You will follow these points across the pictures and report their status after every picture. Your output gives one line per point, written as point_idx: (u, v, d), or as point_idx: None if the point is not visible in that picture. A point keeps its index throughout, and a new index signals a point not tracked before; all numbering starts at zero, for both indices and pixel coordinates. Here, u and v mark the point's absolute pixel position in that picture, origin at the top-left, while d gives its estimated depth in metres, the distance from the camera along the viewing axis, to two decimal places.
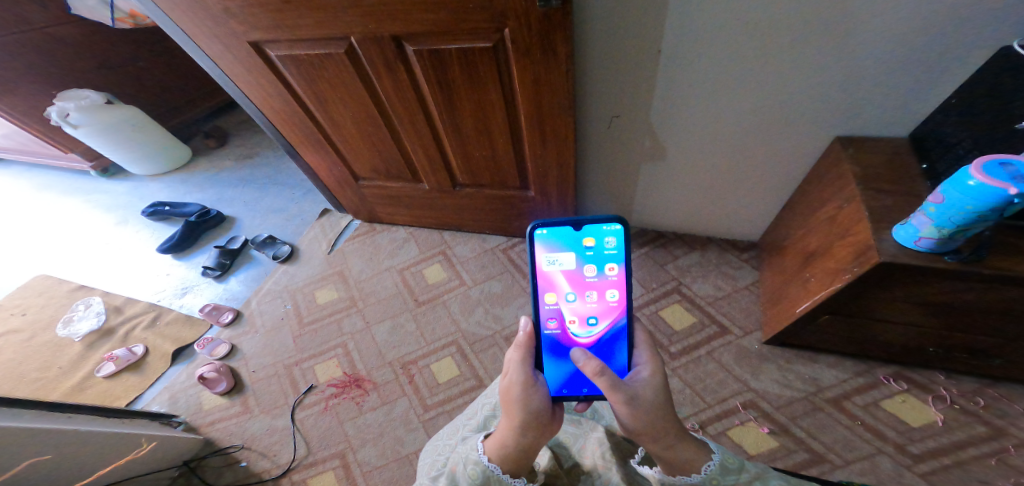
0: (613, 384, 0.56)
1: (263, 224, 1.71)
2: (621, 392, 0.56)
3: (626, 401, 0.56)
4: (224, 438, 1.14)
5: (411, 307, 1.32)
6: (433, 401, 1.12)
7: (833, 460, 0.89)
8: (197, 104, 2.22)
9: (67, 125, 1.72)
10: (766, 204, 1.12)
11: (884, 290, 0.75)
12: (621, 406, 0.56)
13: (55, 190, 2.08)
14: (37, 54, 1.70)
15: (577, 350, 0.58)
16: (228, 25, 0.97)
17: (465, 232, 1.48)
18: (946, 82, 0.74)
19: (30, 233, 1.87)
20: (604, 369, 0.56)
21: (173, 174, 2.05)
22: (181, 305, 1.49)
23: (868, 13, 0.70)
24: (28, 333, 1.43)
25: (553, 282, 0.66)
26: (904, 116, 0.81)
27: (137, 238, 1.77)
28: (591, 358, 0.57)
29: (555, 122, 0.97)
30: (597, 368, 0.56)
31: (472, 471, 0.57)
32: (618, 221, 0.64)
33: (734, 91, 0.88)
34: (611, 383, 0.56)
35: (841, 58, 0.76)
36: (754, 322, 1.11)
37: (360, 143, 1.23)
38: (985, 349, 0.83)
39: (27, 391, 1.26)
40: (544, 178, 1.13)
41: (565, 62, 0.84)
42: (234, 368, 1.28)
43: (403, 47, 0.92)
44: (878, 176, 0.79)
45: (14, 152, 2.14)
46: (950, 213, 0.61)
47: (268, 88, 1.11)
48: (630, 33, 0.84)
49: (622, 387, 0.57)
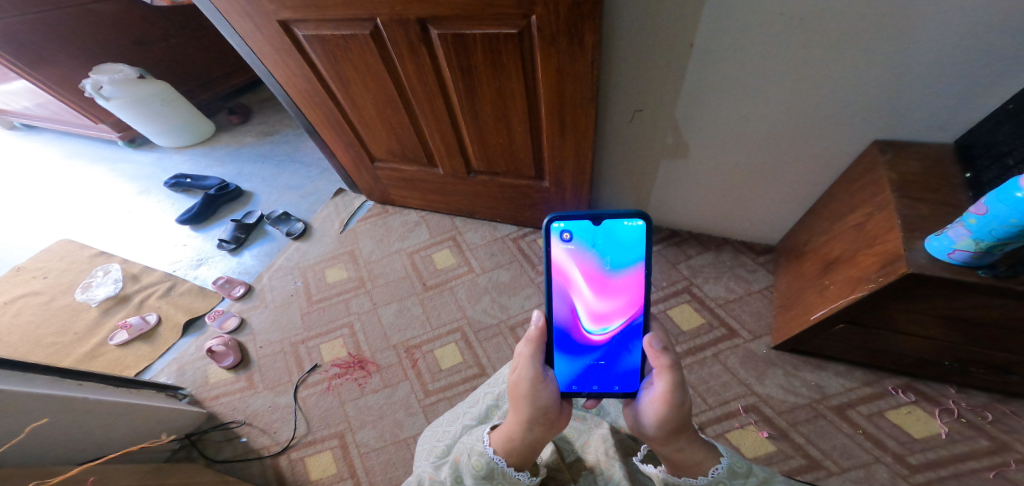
0: (679, 382, 0.55)
1: (279, 200, 1.69)
2: (680, 393, 0.55)
3: (675, 402, 0.54)
4: (227, 413, 1.14)
5: (419, 291, 1.32)
6: (435, 387, 1.11)
7: (830, 467, 0.89)
8: (227, 80, 2.19)
9: (100, 98, 1.73)
10: (787, 207, 1.10)
11: (906, 299, 0.74)
12: (665, 406, 0.55)
13: (83, 157, 2.07)
14: (70, 23, 1.69)
15: (652, 337, 0.59)
16: (260, 4, 0.95)
17: (476, 219, 1.47)
18: (996, 90, 0.73)
19: (47, 196, 1.87)
20: (676, 366, 0.56)
21: (198, 147, 2.03)
22: (194, 276, 1.48)
23: (926, 17, 0.68)
24: (48, 296, 1.44)
25: (568, 278, 0.63)
26: (947, 122, 0.79)
27: (159, 209, 1.75)
28: (664, 350, 0.57)
29: (577, 112, 0.94)
30: (668, 362, 0.56)
31: (477, 462, 0.55)
32: (640, 216, 0.61)
33: (772, 91, 0.86)
34: (677, 381, 0.55)
35: (889, 64, 0.75)
36: (764, 327, 1.10)
37: (379, 126, 1.21)
38: (1003, 364, 0.82)
39: (41, 355, 1.27)
40: (559, 170, 1.12)
41: (592, 53, 0.81)
42: (242, 342, 1.28)
43: (427, 30, 0.90)
44: (914, 183, 0.78)
45: (46, 121, 2.12)
46: (991, 226, 0.60)
47: (293, 67, 1.09)
48: (667, 27, 0.82)
49: (682, 390, 0.55)
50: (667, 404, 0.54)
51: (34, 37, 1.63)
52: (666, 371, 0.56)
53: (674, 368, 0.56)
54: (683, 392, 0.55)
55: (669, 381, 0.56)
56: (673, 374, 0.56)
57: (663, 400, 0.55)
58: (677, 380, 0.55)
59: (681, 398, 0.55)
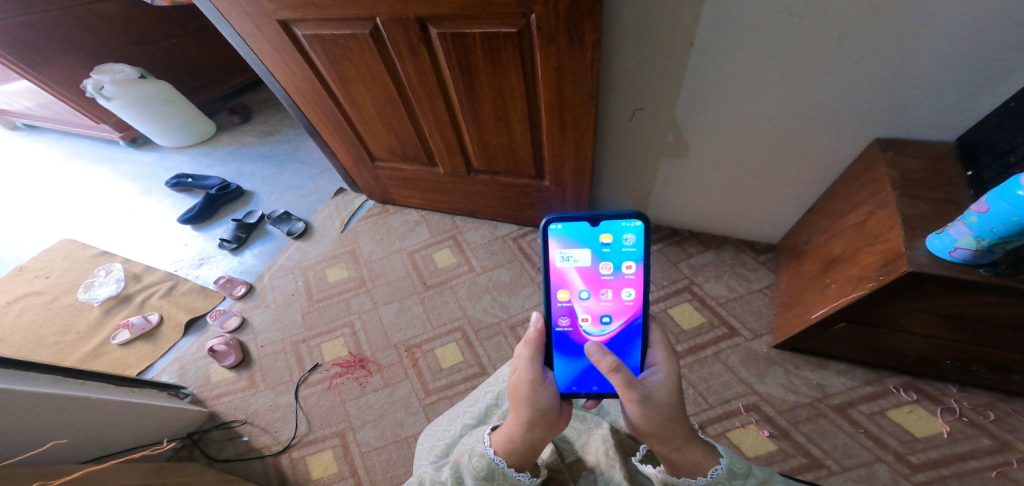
0: (629, 381, 0.54)
1: (280, 200, 1.70)
2: (637, 390, 0.54)
3: (640, 400, 0.54)
4: (229, 412, 1.14)
5: (420, 290, 1.32)
6: (435, 386, 1.12)
7: (831, 466, 0.89)
8: (228, 80, 2.19)
9: (101, 97, 1.73)
10: (788, 205, 1.10)
11: (908, 298, 0.74)
12: (634, 406, 0.54)
13: (85, 157, 2.07)
14: (71, 24, 1.70)
15: (591, 344, 0.55)
16: (260, 5, 0.95)
17: (476, 218, 1.47)
18: (997, 89, 0.72)
19: (49, 196, 1.88)
20: (619, 366, 0.54)
21: (199, 147, 2.03)
22: (196, 276, 1.48)
23: (928, 16, 0.68)
24: (51, 295, 1.44)
25: (567, 280, 0.63)
26: (949, 120, 0.79)
27: (160, 208, 1.76)
28: (606, 354, 0.55)
29: (577, 111, 0.94)
30: (612, 365, 0.54)
31: (477, 463, 0.55)
32: (639, 217, 0.61)
33: (772, 89, 0.86)
34: (627, 381, 0.54)
35: (890, 62, 0.74)
36: (765, 326, 1.10)
37: (380, 126, 1.21)
38: (1006, 363, 0.82)
39: (44, 354, 1.27)
40: (560, 169, 1.12)
41: (592, 52, 0.81)
42: (243, 342, 1.28)
43: (426, 30, 0.90)
44: (916, 181, 0.77)
45: (47, 121, 2.13)
46: (993, 224, 0.60)
47: (294, 68, 1.09)
48: (667, 26, 0.82)
49: (637, 385, 0.54)
50: (635, 404, 0.54)
51: (36, 37, 1.63)
52: (613, 375, 0.54)
53: (618, 369, 0.54)
54: (640, 388, 0.54)
55: (620, 383, 0.54)
56: (619, 377, 0.54)
57: (629, 401, 0.54)
58: (625, 380, 0.54)
59: (641, 393, 0.54)
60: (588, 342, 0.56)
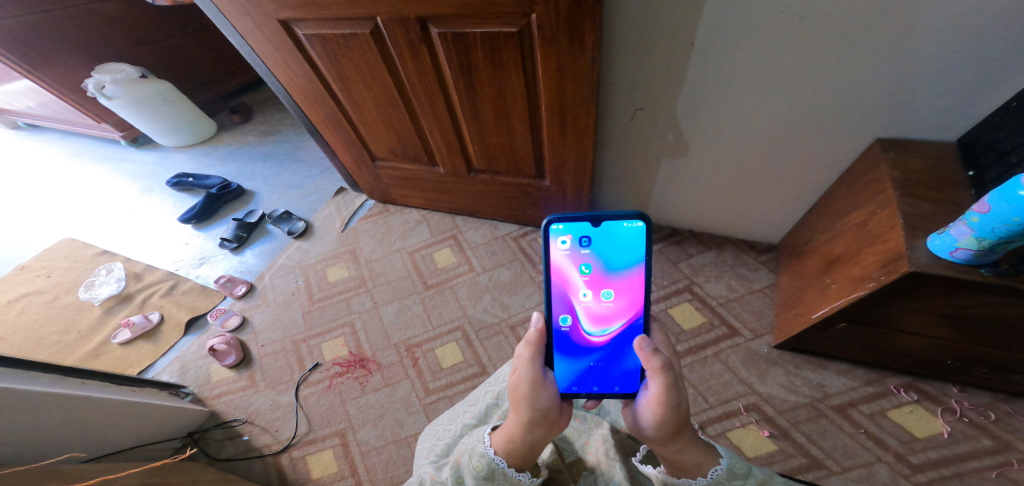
0: (672, 383, 0.54)
1: (280, 200, 1.70)
2: (674, 395, 0.54)
3: (671, 404, 0.53)
4: (229, 411, 1.14)
5: (420, 290, 1.32)
6: (435, 386, 1.12)
7: (831, 466, 0.89)
8: (229, 80, 2.19)
9: (102, 97, 1.74)
10: (789, 205, 1.09)
11: (909, 298, 0.74)
12: (659, 408, 0.54)
13: (86, 157, 2.08)
14: (73, 23, 1.70)
15: (642, 339, 0.57)
16: (260, 4, 0.95)
17: (476, 218, 1.47)
18: (998, 89, 0.72)
19: (50, 195, 1.88)
20: (669, 367, 0.55)
21: (200, 146, 2.03)
22: (197, 275, 1.49)
23: (929, 16, 0.68)
24: (52, 295, 1.44)
25: (567, 279, 0.63)
26: (951, 120, 0.79)
27: (161, 207, 1.76)
28: (655, 353, 0.56)
29: (577, 111, 0.93)
30: (660, 365, 0.55)
31: (477, 463, 0.55)
32: (640, 217, 0.60)
33: (773, 89, 0.85)
34: (669, 383, 0.54)
35: (891, 61, 0.74)
36: (765, 326, 1.10)
37: (380, 125, 1.21)
38: (1007, 363, 0.82)
39: (45, 353, 1.27)
40: (560, 169, 1.11)
41: (592, 51, 0.81)
42: (244, 341, 1.28)
43: (427, 29, 0.90)
44: (917, 181, 0.77)
45: (49, 121, 2.13)
46: (994, 224, 0.60)
47: (294, 67, 1.09)
48: (668, 25, 0.82)
49: (676, 391, 0.54)
50: (663, 406, 0.54)
51: (37, 36, 1.64)
52: (659, 373, 0.55)
53: (666, 369, 0.55)
54: (677, 393, 0.54)
55: (662, 383, 0.55)
56: (665, 376, 0.54)
57: (659, 402, 0.54)
58: (670, 381, 0.54)
59: (676, 399, 0.54)
60: (639, 336, 0.58)
